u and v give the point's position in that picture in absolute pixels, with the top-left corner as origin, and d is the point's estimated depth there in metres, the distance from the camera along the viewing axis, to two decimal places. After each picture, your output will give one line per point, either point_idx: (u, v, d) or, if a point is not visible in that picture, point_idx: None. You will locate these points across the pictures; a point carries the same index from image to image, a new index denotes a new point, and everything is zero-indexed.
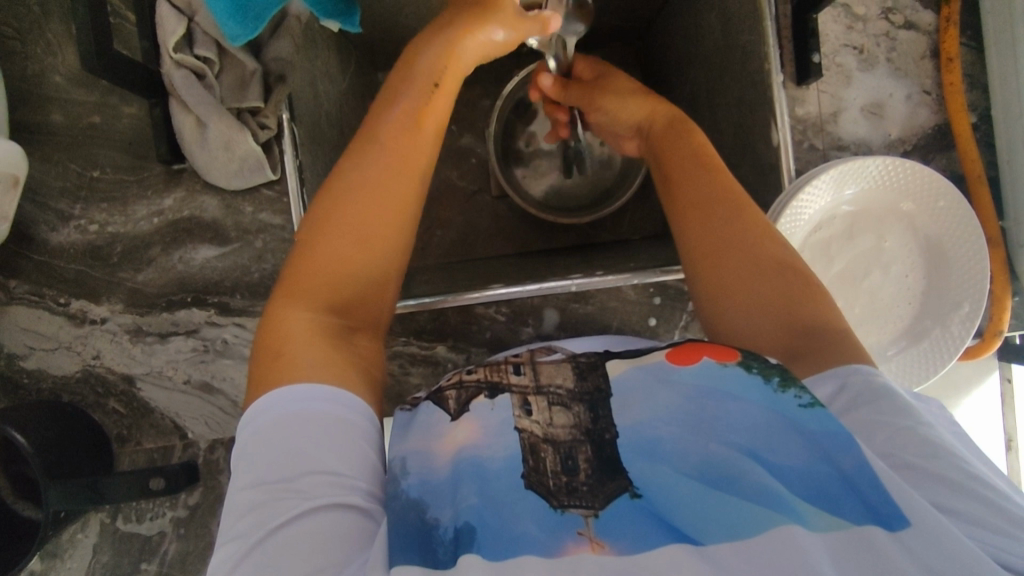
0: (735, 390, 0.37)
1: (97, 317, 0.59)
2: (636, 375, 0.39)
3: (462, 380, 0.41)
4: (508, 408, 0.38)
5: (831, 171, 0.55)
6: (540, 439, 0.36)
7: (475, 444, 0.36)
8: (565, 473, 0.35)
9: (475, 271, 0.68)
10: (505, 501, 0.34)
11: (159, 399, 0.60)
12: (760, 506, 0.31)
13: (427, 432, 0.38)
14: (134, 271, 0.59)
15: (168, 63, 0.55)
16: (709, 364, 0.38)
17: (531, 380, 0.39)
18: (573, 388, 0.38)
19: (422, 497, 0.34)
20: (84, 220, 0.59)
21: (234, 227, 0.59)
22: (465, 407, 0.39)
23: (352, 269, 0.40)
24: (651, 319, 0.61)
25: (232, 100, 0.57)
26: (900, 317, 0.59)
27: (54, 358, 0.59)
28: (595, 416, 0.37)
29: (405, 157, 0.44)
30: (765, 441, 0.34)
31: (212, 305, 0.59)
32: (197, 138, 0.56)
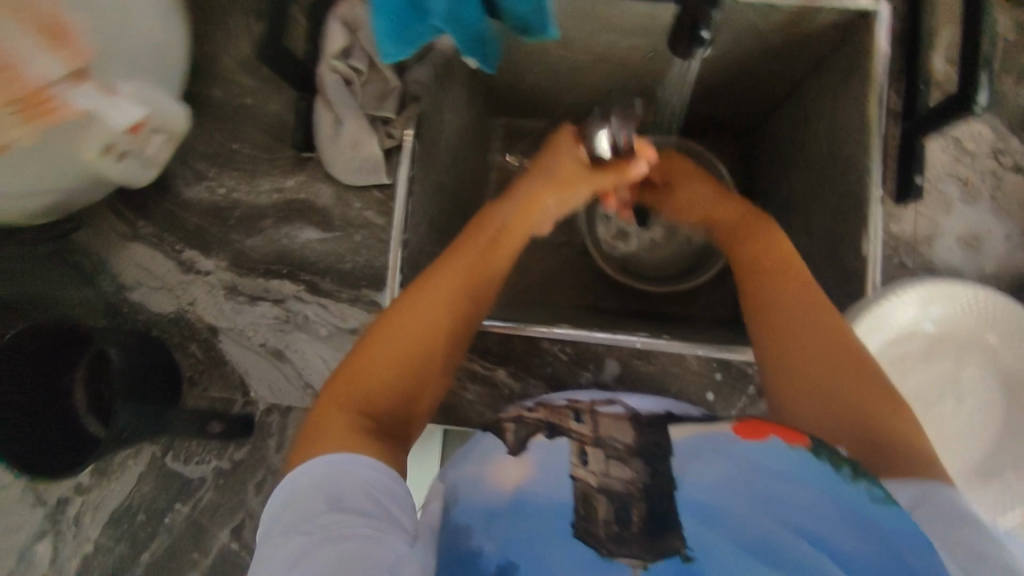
0: (799, 474, 0.35)
1: (203, 268, 0.65)
2: (691, 444, 0.37)
3: (522, 416, 0.40)
4: (565, 453, 0.36)
5: (919, 287, 0.55)
6: (594, 488, 0.35)
7: (523, 481, 0.36)
8: (617, 522, 0.34)
9: (542, 311, 0.70)
10: (543, 541, 0.33)
11: (233, 354, 0.64)
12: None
13: (480, 458, 0.38)
14: (244, 236, 0.65)
15: (325, 67, 0.62)
16: (777, 444, 0.36)
17: (591, 430, 0.38)
18: (633, 444, 0.36)
19: (468, 522, 0.35)
20: (215, 183, 0.66)
21: (340, 217, 0.65)
22: (522, 442, 0.38)
23: (397, 376, 0.40)
24: (708, 393, 0.62)
25: (370, 108, 0.63)
26: (970, 452, 0.57)
27: (155, 295, 0.65)
28: (652, 471, 0.35)
29: (476, 268, 0.45)
30: (831, 534, 0.33)
31: (302, 282, 0.64)
32: (331, 134, 0.63)
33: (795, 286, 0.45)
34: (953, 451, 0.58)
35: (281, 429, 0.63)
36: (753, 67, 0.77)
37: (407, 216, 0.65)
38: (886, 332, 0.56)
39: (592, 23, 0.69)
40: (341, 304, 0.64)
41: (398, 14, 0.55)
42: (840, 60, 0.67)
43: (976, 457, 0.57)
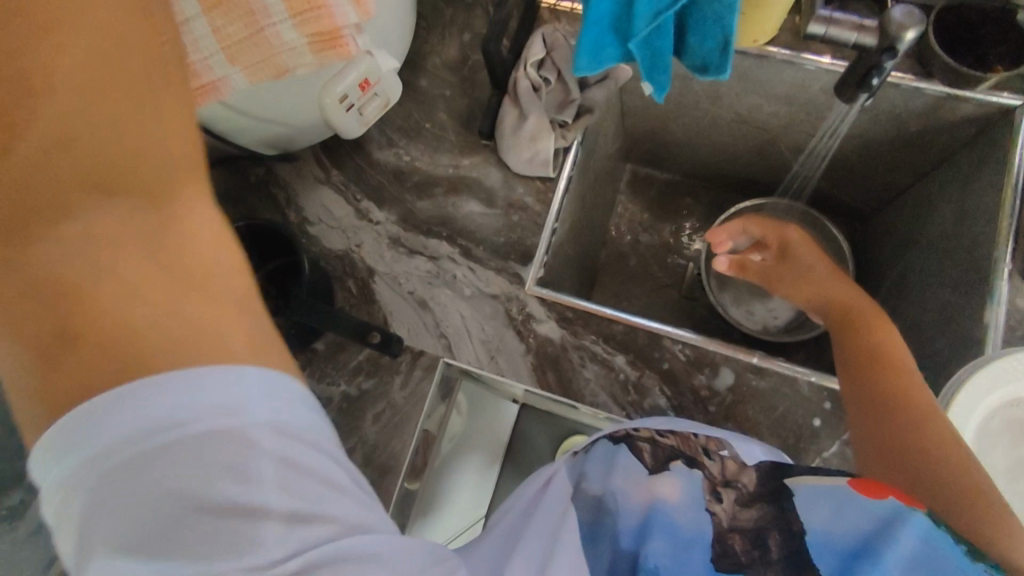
0: (921, 536, 0.41)
1: (375, 219, 0.74)
2: (814, 490, 0.46)
3: (657, 440, 0.53)
4: (699, 489, 0.50)
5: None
6: (727, 527, 0.47)
7: (669, 500, 0.50)
8: (755, 549, 0.45)
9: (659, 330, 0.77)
10: (686, 557, 0.46)
11: (382, 295, 0.71)
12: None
13: (627, 473, 0.52)
14: (417, 199, 0.74)
15: (520, 72, 0.73)
16: (895, 504, 0.43)
17: (720, 470, 0.50)
18: (755, 491, 0.48)
19: (620, 531, 0.50)
20: (403, 152, 0.76)
21: (503, 199, 0.74)
22: (663, 465, 0.52)
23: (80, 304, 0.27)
24: (816, 420, 0.64)
25: (552, 111, 0.74)
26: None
27: (329, 233, 0.74)
28: (780, 508, 0.47)
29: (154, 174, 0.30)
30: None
31: (458, 245, 0.72)
32: (514, 126, 0.72)
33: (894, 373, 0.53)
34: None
35: (409, 370, 0.68)
36: (883, 155, 0.85)
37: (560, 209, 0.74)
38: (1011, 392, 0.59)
39: (746, 84, 0.79)
40: (488, 270, 0.71)
41: (601, 38, 0.65)
42: (974, 154, 0.74)
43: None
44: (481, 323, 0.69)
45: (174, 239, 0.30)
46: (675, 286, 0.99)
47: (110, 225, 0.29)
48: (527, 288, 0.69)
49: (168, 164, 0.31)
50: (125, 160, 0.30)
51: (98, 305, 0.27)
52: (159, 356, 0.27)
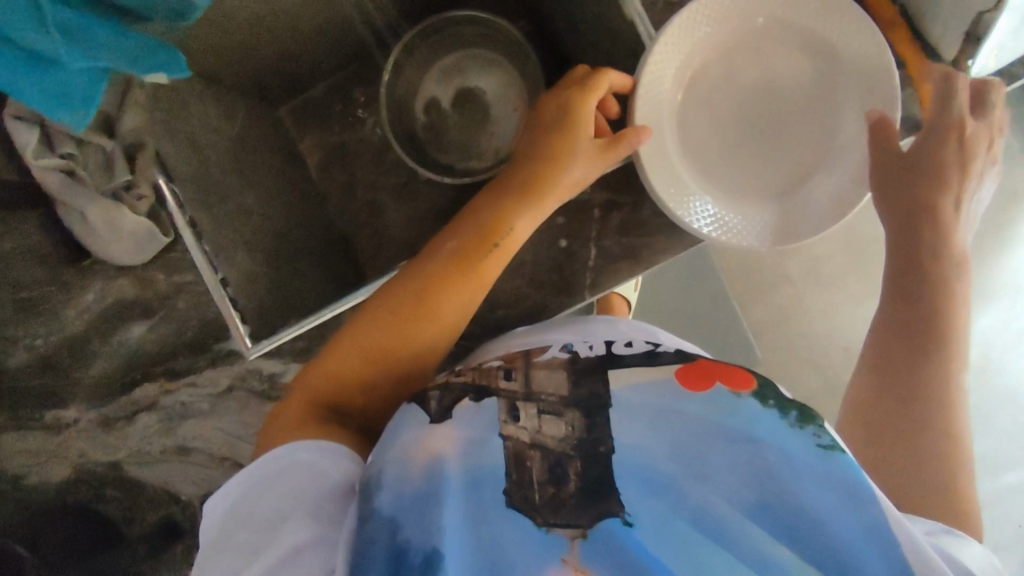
0: (751, 429, 0.41)
1: (70, 420, 0.63)
2: (630, 398, 0.44)
3: (451, 382, 0.47)
4: (494, 411, 0.44)
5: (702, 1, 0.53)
6: (526, 445, 0.42)
7: (451, 455, 0.42)
8: (553, 484, 0.41)
9: None
10: (485, 519, 0.40)
11: (146, 475, 0.63)
12: (741, 563, 0.38)
13: (404, 445, 0.43)
14: (85, 368, 0.62)
15: (35, 170, 0.57)
16: (722, 391, 0.43)
17: (521, 385, 0.46)
18: (567, 396, 0.44)
19: (395, 516, 0.39)
20: (29, 338, 0.62)
21: (155, 295, 0.62)
22: (446, 412, 0.44)
23: (362, 350, 0.50)
24: (562, 241, 0.58)
25: (103, 183, 0.59)
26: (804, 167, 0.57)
27: (47, 468, 0.63)
28: (592, 423, 0.43)
29: (407, 327, 0.51)
30: (772, 492, 0.40)
31: (160, 374, 0.62)
32: (86, 228, 0.59)
33: (905, 172, 0.53)
34: (752, 193, 0.57)
35: None
36: None
37: (208, 256, 0.62)
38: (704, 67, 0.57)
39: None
40: (204, 372, 0.62)
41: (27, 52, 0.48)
42: None
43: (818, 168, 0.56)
44: (241, 421, 0.62)
45: (392, 353, 0.51)
46: (412, 178, 0.87)
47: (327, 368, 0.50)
48: (248, 356, 0.60)
49: (392, 346, 0.51)
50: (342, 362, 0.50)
51: (336, 370, 0.50)
52: (346, 408, 0.50)
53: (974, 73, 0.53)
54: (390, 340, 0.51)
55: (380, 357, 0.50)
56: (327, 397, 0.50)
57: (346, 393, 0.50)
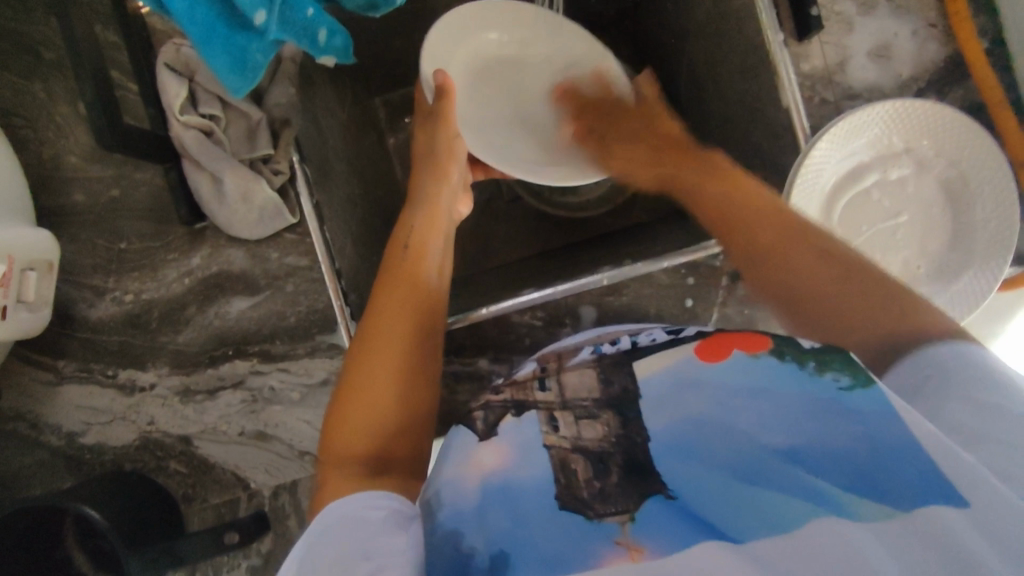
0: (769, 381, 0.39)
1: (146, 383, 0.59)
2: (662, 381, 0.41)
3: (490, 401, 0.44)
4: (535, 425, 0.40)
5: (887, 105, 0.57)
6: (569, 451, 0.38)
7: (503, 468, 0.38)
8: (597, 479, 0.36)
9: (519, 270, 0.71)
10: (536, 520, 0.34)
11: (216, 453, 0.61)
12: (792, 496, 0.33)
13: (461, 459, 0.40)
14: (175, 333, 0.60)
15: (177, 127, 0.56)
16: (740, 356, 0.41)
17: (557, 395, 0.42)
18: (599, 398, 0.41)
19: (459, 528, 0.36)
20: (119, 292, 0.59)
21: (263, 274, 0.60)
22: (493, 429, 0.41)
23: (364, 402, 0.45)
24: (687, 300, 0.60)
25: (243, 152, 0.59)
26: (921, 279, 0.58)
27: (111, 430, 0.59)
28: (624, 420, 0.39)
29: (383, 330, 0.50)
30: (811, 433, 0.36)
31: (254, 353, 0.60)
32: (215, 195, 0.57)
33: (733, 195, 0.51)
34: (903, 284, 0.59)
35: (296, 505, 0.63)
36: None
37: (328, 244, 0.59)
38: (839, 165, 0.58)
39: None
40: (302, 361, 0.60)
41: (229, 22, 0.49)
42: None
43: (946, 281, 0.58)
44: None
45: (384, 370, 0.47)
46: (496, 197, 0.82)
47: (345, 446, 0.44)
48: None
49: (387, 365, 0.47)
50: (349, 428, 0.45)
51: (347, 448, 0.44)
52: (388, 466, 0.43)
53: None
54: (378, 361, 0.47)
55: (368, 398, 0.45)
56: (362, 438, 0.44)
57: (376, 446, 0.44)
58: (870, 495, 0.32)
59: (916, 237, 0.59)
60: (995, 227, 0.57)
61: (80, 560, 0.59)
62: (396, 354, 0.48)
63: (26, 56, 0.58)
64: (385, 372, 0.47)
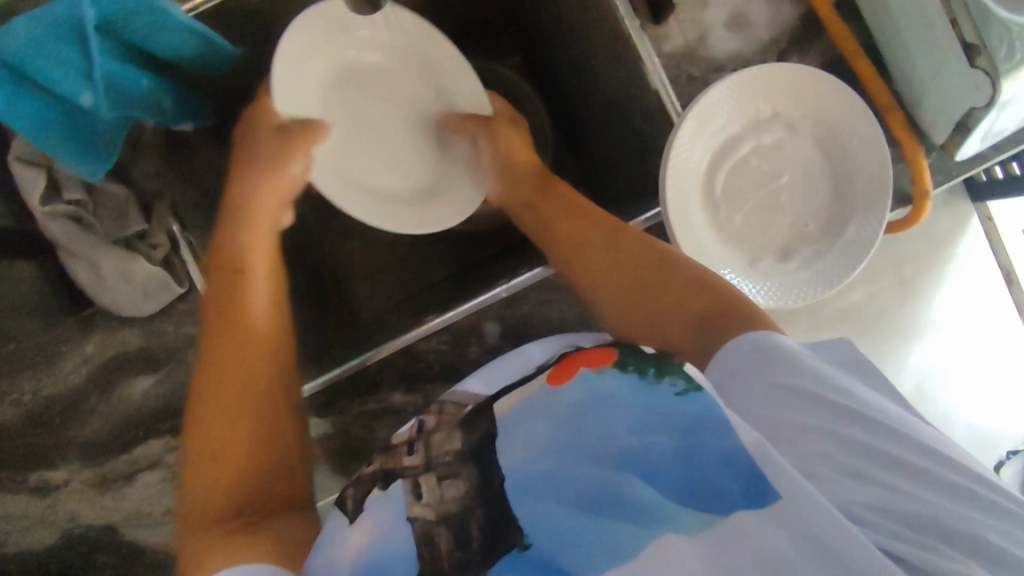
0: (611, 395, 0.37)
1: (60, 481, 0.58)
2: (516, 412, 0.39)
3: (360, 475, 0.40)
4: (400, 497, 0.37)
5: (753, 71, 0.56)
6: (433, 522, 0.35)
7: (363, 553, 0.35)
8: (459, 549, 0.34)
9: (430, 294, 0.70)
10: None
11: (146, 537, 0.60)
12: (626, 523, 0.32)
13: (327, 542, 0.37)
14: (80, 425, 0.58)
15: (42, 218, 0.55)
16: (587, 374, 0.38)
17: (422, 458, 0.39)
18: (461, 450, 0.38)
19: None
20: (16, 393, 0.57)
21: (162, 349, 0.59)
22: (359, 505, 0.38)
23: (214, 439, 0.41)
24: (589, 297, 0.59)
25: (116, 231, 0.57)
26: (809, 238, 0.59)
27: (30, 534, 0.58)
28: (485, 472, 0.37)
29: (225, 354, 0.45)
30: (639, 446, 0.35)
31: (166, 431, 0.59)
32: (94, 279, 0.56)
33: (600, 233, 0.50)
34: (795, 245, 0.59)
35: None
36: None
37: None
38: (712, 136, 0.58)
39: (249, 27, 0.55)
40: None
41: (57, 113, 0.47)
42: None
43: (834, 235, 0.58)
44: None
45: (225, 401, 0.43)
46: None
47: (199, 495, 0.39)
48: None
49: (234, 392, 0.43)
50: (204, 470, 0.40)
51: (200, 490, 0.39)
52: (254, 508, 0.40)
53: (960, 158, 0.59)
54: (220, 388, 0.43)
55: (213, 427, 0.41)
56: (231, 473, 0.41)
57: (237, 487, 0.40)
58: (705, 509, 0.31)
59: (801, 195, 0.59)
60: (870, 173, 0.57)
61: None
62: (246, 373, 0.44)
63: None
64: (235, 396, 0.43)
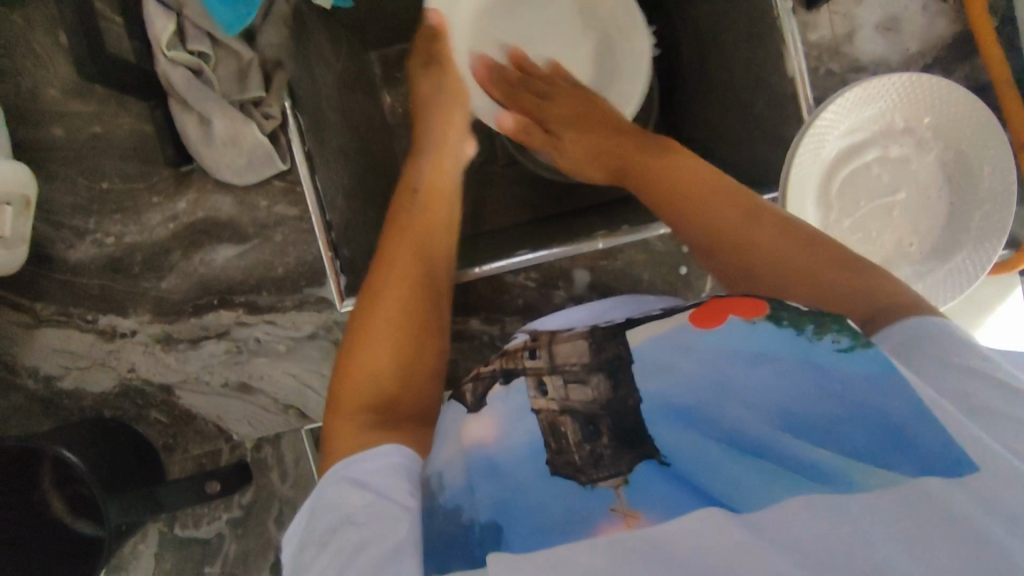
0: (770, 348, 0.38)
1: (127, 330, 0.58)
2: (653, 343, 0.41)
3: (478, 373, 0.45)
4: (523, 393, 0.41)
5: (899, 77, 0.56)
6: (557, 415, 0.39)
7: (491, 441, 0.39)
8: (587, 441, 0.37)
9: (512, 235, 0.70)
10: (529, 487, 0.36)
11: (200, 404, 0.60)
12: (790, 470, 0.33)
13: (452, 434, 0.42)
14: (157, 279, 0.58)
15: (163, 63, 0.54)
16: (737, 322, 0.40)
17: (546, 361, 0.42)
18: (587, 363, 0.41)
19: (458, 503, 0.37)
20: (100, 234, 0.57)
21: (251, 222, 0.58)
22: (482, 399, 0.42)
23: (369, 365, 0.45)
24: (681, 268, 0.59)
25: (234, 93, 0.56)
26: (914, 258, 0.59)
27: (89, 375, 0.58)
28: (614, 383, 0.40)
29: (377, 286, 0.50)
30: (801, 401, 0.36)
31: (239, 304, 0.58)
32: (203, 137, 0.55)
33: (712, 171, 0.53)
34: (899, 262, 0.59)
35: (278, 459, 0.64)
36: None
37: (319, 194, 0.58)
38: (841, 137, 0.58)
39: None
40: (289, 314, 0.59)
41: None
42: None
43: (939, 260, 0.58)
44: (315, 371, 0.59)
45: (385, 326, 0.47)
46: (490, 160, 0.81)
47: (352, 402, 0.44)
48: (340, 309, 0.57)
49: (383, 325, 0.47)
50: (354, 389, 0.45)
51: (350, 401, 0.44)
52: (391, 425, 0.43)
53: None
54: (382, 315, 0.48)
55: (374, 345, 0.46)
56: (377, 386, 0.45)
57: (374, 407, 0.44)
58: (881, 467, 0.32)
59: (917, 214, 0.59)
60: (996, 207, 0.57)
61: (59, 508, 0.58)
62: (397, 306, 0.48)
63: None
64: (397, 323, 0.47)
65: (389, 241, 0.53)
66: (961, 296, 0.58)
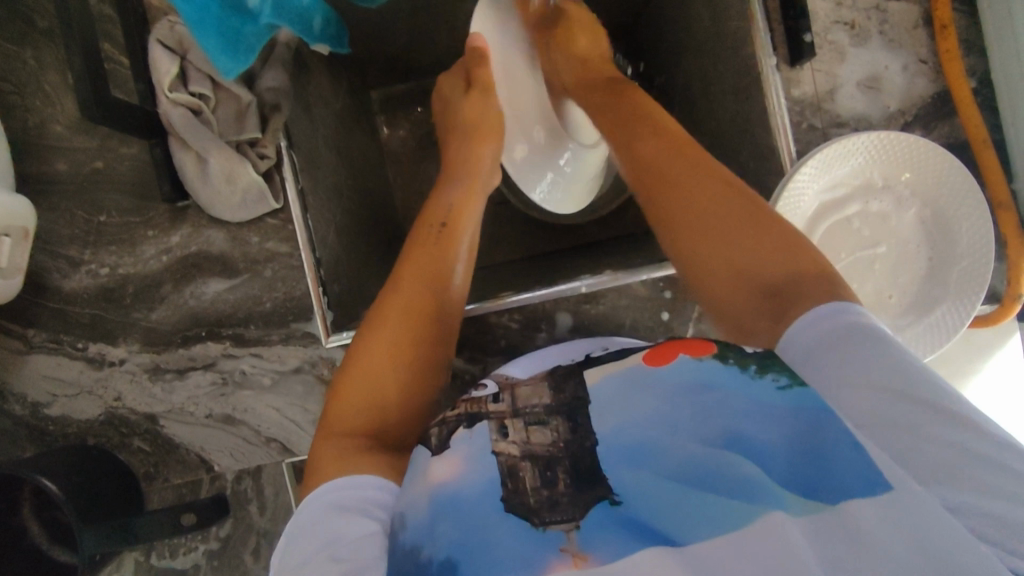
0: (712, 381, 0.40)
1: (115, 358, 0.59)
2: (609, 385, 0.43)
3: (445, 418, 0.44)
4: (486, 435, 0.41)
5: (871, 135, 0.57)
6: (517, 459, 0.40)
7: (452, 478, 0.40)
8: (545, 487, 0.38)
9: (499, 275, 0.71)
10: (483, 526, 0.37)
11: (183, 434, 0.61)
12: (729, 498, 0.34)
13: (414, 470, 0.42)
14: (148, 310, 0.59)
15: (165, 104, 0.56)
16: (685, 359, 0.42)
17: (509, 405, 0.43)
18: (551, 403, 0.42)
19: (418, 542, 0.37)
20: (96, 264, 0.59)
21: (242, 257, 0.59)
22: (446, 443, 0.42)
23: (371, 377, 0.47)
24: (663, 314, 0.60)
25: (231, 134, 0.58)
26: (893, 309, 0.59)
27: (76, 403, 0.59)
28: (574, 425, 0.41)
29: (383, 306, 0.51)
30: (741, 427, 0.38)
31: (227, 337, 0.59)
32: (200, 175, 0.57)
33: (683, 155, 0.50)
34: (878, 312, 0.59)
35: (259, 492, 0.62)
36: None
37: (309, 234, 0.58)
38: (820, 193, 0.59)
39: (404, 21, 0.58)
40: (274, 347, 0.59)
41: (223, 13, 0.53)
42: None
43: (918, 313, 0.59)
44: (298, 406, 0.60)
45: (390, 343, 0.49)
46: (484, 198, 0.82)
47: (349, 402, 0.47)
48: (324, 344, 0.57)
49: (391, 344, 0.48)
50: (354, 395, 0.47)
51: (347, 400, 0.47)
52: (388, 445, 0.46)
53: None
54: (389, 332, 0.49)
55: (374, 359, 0.48)
56: (364, 408, 0.46)
57: (366, 418, 0.46)
58: (805, 495, 0.33)
59: (899, 267, 0.60)
60: (977, 262, 0.57)
61: (36, 530, 0.58)
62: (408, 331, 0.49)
63: (16, 20, 0.58)
64: (407, 349, 0.49)
65: (401, 284, 0.52)
66: (939, 350, 0.59)
